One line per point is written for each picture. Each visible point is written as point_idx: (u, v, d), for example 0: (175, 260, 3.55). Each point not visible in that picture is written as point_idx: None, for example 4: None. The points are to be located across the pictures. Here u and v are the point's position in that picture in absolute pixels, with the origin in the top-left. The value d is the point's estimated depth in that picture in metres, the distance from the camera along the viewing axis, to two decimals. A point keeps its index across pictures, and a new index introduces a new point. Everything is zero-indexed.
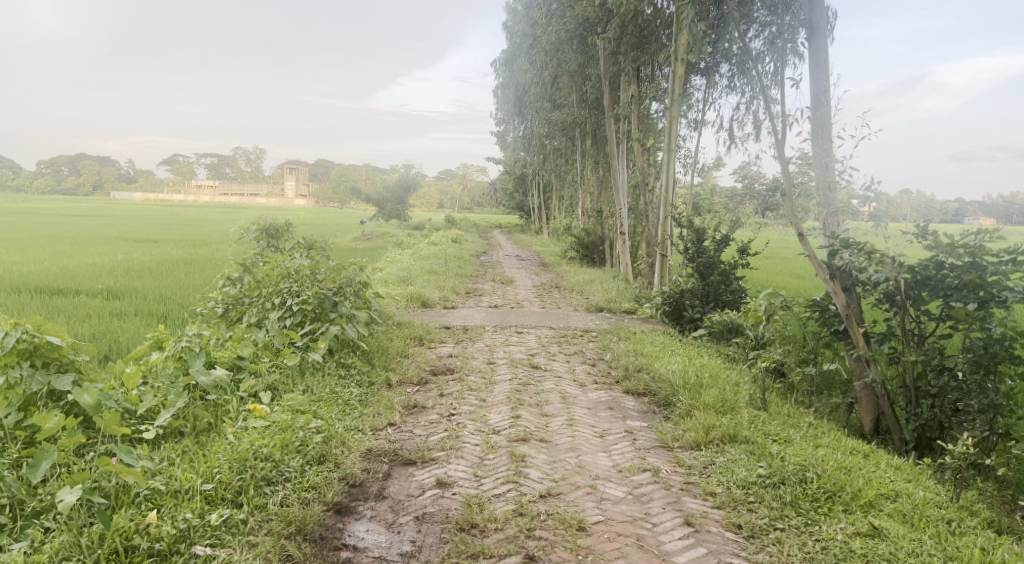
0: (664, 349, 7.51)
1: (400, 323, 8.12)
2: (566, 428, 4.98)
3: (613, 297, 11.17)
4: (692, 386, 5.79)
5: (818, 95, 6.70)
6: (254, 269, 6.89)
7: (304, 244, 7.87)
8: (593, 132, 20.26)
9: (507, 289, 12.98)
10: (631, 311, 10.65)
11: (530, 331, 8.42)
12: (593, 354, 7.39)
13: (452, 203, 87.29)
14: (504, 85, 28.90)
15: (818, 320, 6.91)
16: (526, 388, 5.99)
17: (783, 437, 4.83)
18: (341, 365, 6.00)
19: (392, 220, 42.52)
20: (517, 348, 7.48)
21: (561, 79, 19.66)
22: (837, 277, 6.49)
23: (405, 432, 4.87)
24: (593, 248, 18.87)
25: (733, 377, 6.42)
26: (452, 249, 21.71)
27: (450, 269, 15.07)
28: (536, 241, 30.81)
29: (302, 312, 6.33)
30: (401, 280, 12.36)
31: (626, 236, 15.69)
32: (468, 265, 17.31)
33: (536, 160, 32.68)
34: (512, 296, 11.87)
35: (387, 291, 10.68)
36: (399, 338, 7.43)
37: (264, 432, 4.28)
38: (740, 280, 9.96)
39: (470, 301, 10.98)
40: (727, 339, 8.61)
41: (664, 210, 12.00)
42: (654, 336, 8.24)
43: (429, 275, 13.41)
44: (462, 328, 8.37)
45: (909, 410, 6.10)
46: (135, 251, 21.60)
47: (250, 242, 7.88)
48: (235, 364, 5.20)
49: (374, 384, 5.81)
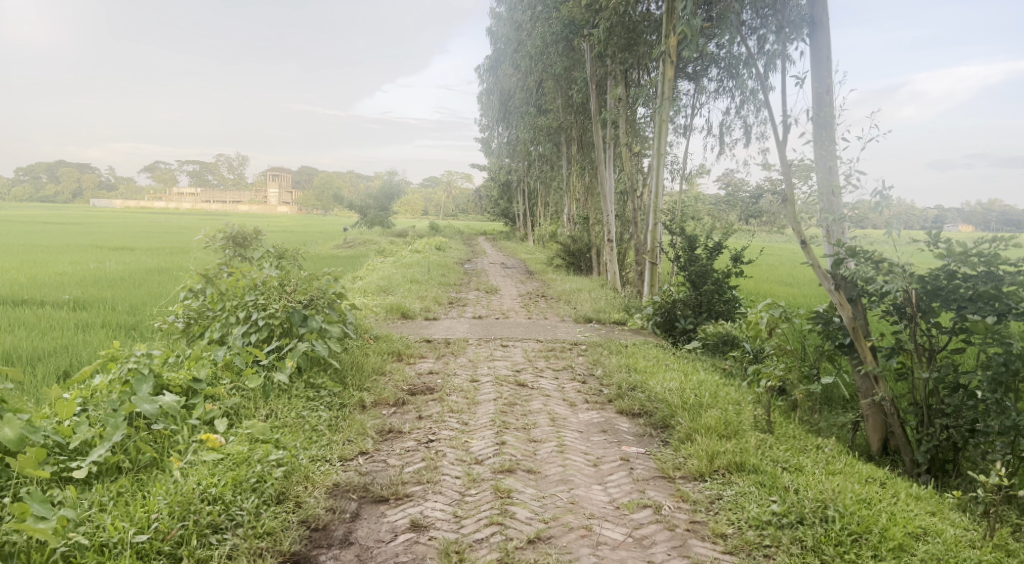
0: (658, 364, 7.10)
1: (379, 337, 7.64)
2: (555, 456, 4.51)
3: (602, 307, 10.75)
4: (691, 406, 5.36)
5: (821, 95, 6.31)
6: (218, 280, 6.39)
7: (275, 253, 7.38)
8: (579, 137, 19.90)
9: (491, 298, 12.53)
10: (621, 321, 10.22)
11: (516, 344, 7.97)
12: (582, 370, 6.96)
13: (437, 210, 86.77)
14: (489, 91, 28.55)
15: (820, 333, 6.51)
16: (512, 409, 5.53)
17: (794, 465, 4.43)
18: (310, 385, 5.51)
19: (375, 227, 41.93)
20: (502, 363, 7.02)
21: (547, 83, 19.30)
22: (843, 288, 6.10)
23: (378, 463, 4.39)
24: (579, 256, 18.49)
25: (733, 395, 6.01)
26: (435, 257, 21.23)
27: (433, 278, 14.59)
28: (521, 248, 30.43)
29: (267, 326, 5.83)
30: (381, 290, 11.86)
31: (614, 244, 15.30)
32: (451, 273, 16.84)
33: (522, 166, 32.33)
34: (496, 306, 11.41)
35: (366, 301, 10.20)
36: (376, 354, 6.95)
37: (214, 467, 3.78)
38: (733, 290, 9.58)
39: (453, 312, 10.51)
40: (722, 352, 8.21)
41: (654, 216, 11.60)
42: (648, 349, 7.81)
43: (411, 284, 12.94)
44: (445, 341, 7.91)
45: (921, 430, 5.73)
46: (108, 259, 20.93)
47: (215, 251, 7.34)
48: (190, 387, 4.66)
49: (346, 407, 5.33)
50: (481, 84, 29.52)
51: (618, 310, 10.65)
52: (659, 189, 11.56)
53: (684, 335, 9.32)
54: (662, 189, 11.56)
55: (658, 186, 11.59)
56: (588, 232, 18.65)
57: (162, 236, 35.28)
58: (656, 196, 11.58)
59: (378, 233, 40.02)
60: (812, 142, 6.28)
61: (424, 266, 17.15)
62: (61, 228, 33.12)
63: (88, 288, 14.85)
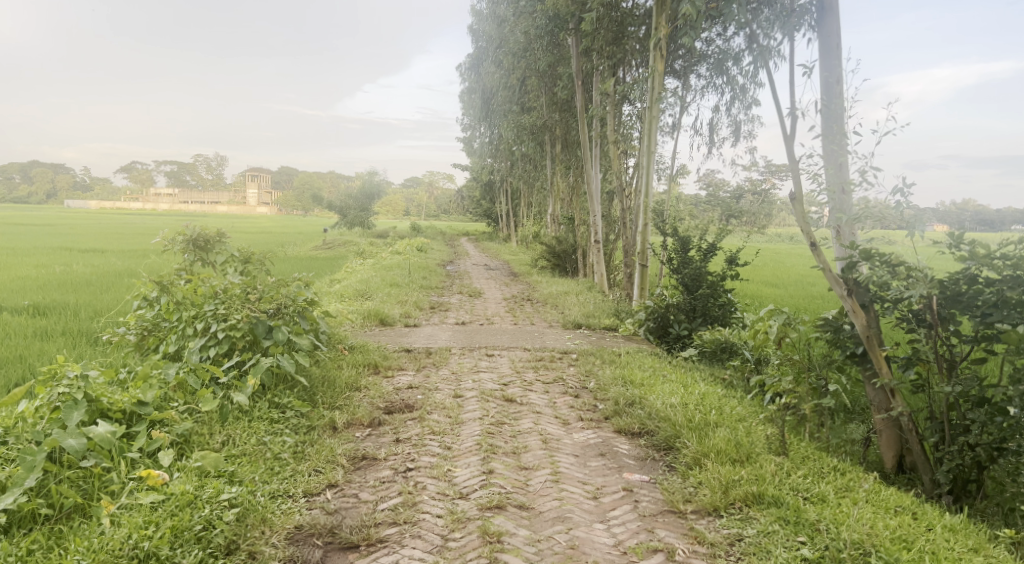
0: (655, 375, 6.62)
1: (354, 347, 7.08)
2: (550, 487, 4.01)
3: (591, 312, 10.25)
4: (697, 425, 4.89)
5: (830, 86, 5.88)
6: (173, 288, 5.69)
7: (240, 257, 6.82)
8: (564, 135, 19.40)
9: (475, 302, 12.00)
10: (612, 328, 9.70)
11: (502, 354, 7.45)
12: (574, 382, 6.46)
13: (419, 211, 85.94)
14: (471, 89, 28.00)
15: (829, 341, 6.02)
16: (500, 430, 5.01)
17: (816, 495, 3.99)
18: (275, 406, 4.93)
19: (355, 228, 41.17)
20: (488, 376, 6.51)
21: (530, 80, 18.79)
22: (855, 293, 5.62)
23: (348, 499, 3.86)
24: (565, 257, 18.00)
25: (740, 411, 5.55)
26: (417, 258, 20.66)
27: (414, 280, 14.03)
28: (504, 249, 29.91)
29: (228, 339, 5.25)
30: (358, 295, 11.29)
31: (601, 245, 14.84)
32: (433, 275, 16.27)
33: (505, 166, 31.81)
34: (480, 310, 10.88)
35: (342, 306, 9.62)
36: (351, 367, 6.38)
37: (152, 512, 3.25)
38: (729, 293, 9.12)
39: (435, 317, 9.96)
40: (720, 360, 7.76)
41: (643, 216, 11.11)
42: (644, 358, 7.33)
43: (390, 287, 12.37)
44: (426, 351, 7.37)
45: (941, 448, 5.30)
46: (75, 262, 20.08)
47: (174, 253, 6.58)
48: (133, 412, 4.06)
49: (315, 430, 4.79)
50: (463, 82, 28.92)
51: (608, 315, 10.17)
52: (648, 188, 11.08)
53: (679, 342, 8.86)
54: (653, 189, 11.09)
55: (647, 185, 11.13)
56: (573, 232, 18.19)
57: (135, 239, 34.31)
58: (645, 196, 11.13)
59: (359, 233, 39.29)
60: (821, 136, 5.84)
61: (404, 269, 16.57)
62: (29, 230, 32.06)
63: (49, 291, 14.07)
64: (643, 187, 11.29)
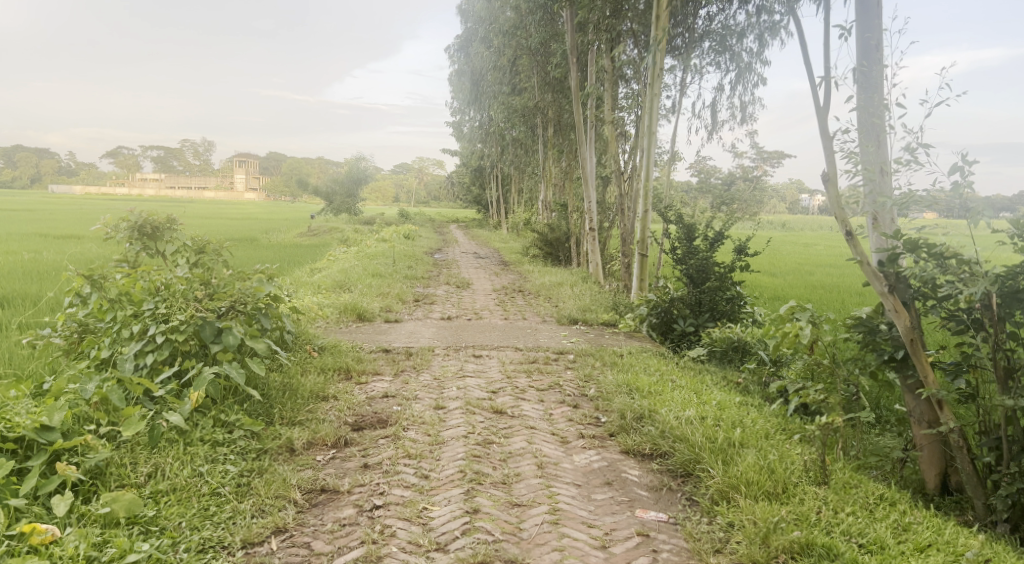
0: (662, 380, 5.90)
1: (324, 350, 6.27)
2: (547, 533, 3.29)
3: (588, 306, 9.49)
4: (720, 447, 4.17)
5: (868, 48, 5.10)
6: (108, 284, 4.84)
7: (193, 247, 5.93)
8: (556, 118, 18.53)
9: (462, 294, 11.21)
10: (611, 323, 8.96)
11: (490, 355, 6.71)
12: (571, 388, 5.73)
13: (408, 197, 84.79)
14: (460, 72, 27.03)
15: (863, 343, 5.31)
16: (488, 451, 4.27)
17: (873, 541, 3.29)
18: (219, 425, 4.13)
19: (341, 214, 40.19)
20: (475, 381, 5.76)
21: (521, 60, 17.90)
22: (897, 290, 4.91)
23: (298, 551, 3.12)
24: (557, 246, 17.23)
25: (764, 426, 4.83)
26: (403, 247, 19.85)
27: (398, 270, 13.22)
28: (494, 237, 29.15)
29: (168, 345, 4.42)
30: (336, 287, 10.47)
31: (596, 233, 14.07)
32: (419, 265, 15.49)
33: (494, 151, 30.91)
34: (467, 303, 10.11)
35: (317, 301, 8.81)
36: (317, 374, 5.59)
37: None
38: (737, 286, 8.39)
39: (418, 311, 9.18)
40: (730, 361, 7.05)
41: (644, 202, 10.32)
42: (649, 360, 6.60)
43: (372, 278, 11.56)
44: (406, 352, 6.60)
45: (996, 469, 4.61)
46: (42, 249, 19.06)
47: (116, 245, 5.73)
48: (32, 442, 3.27)
49: (267, 454, 4.01)
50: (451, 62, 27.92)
51: (605, 309, 9.43)
52: (648, 172, 10.32)
53: (684, 339, 8.14)
54: (653, 173, 10.34)
55: (647, 169, 10.36)
56: (566, 220, 17.41)
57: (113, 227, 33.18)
58: (644, 180, 10.37)
59: (346, 220, 38.35)
60: (857, 107, 5.08)
61: (389, 258, 15.76)
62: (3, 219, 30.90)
63: (7, 281, 13.13)
64: (642, 170, 10.53)
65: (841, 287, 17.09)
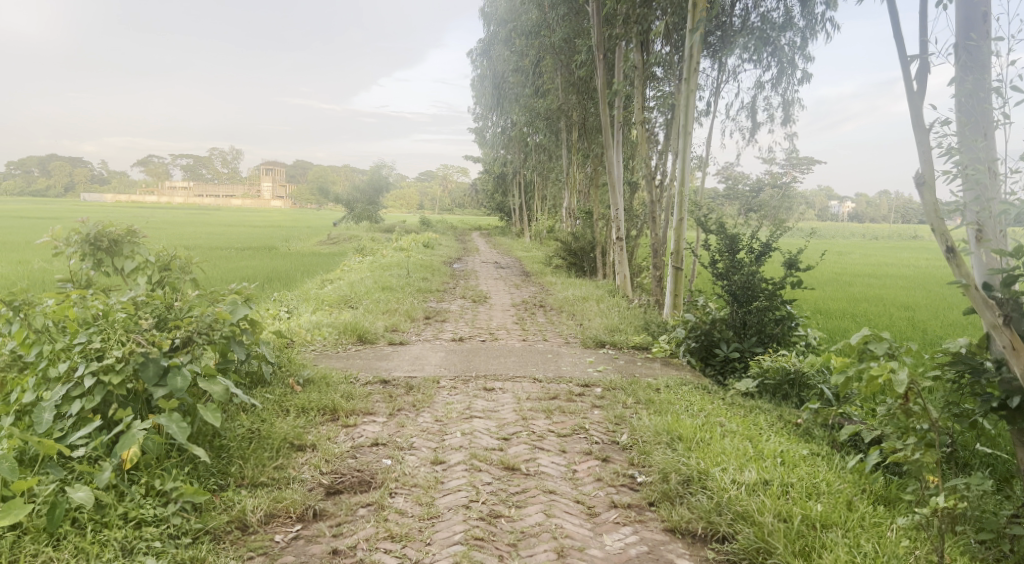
0: (709, 425, 4.94)
1: (311, 384, 5.39)
2: None
3: (616, 326, 8.50)
4: (796, 533, 3.28)
5: (974, 19, 4.08)
6: (35, 313, 3.91)
7: (160, 265, 5.04)
8: (581, 121, 17.56)
9: (478, 310, 10.28)
10: (644, 346, 7.94)
11: (504, 388, 5.77)
12: (600, 433, 4.80)
13: (432, 204, 84.32)
14: (482, 76, 26.23)
15: (963, 386, 4.28)
16: (494, 532, 3.36)
17: None
18: (153, 495, 3.23)
19: (363, 222, 39.65)
20: (484, 423, 4.84)
21: (545, 60, 16.99)
22: (1013, 322, 3.89)
23: None
24: (582, 256, 16.25)
25: (845, 496, 3.85)
26: (421, 256, 19.03)
27: (411, 283, 12.35)
28: (517, 245, 28.25)
29: (99, 390, 3.51)
30: (340, 303, 9.59)
31: (624, 243, 13.09)
32: (436, 276, 14.62)
33: (518, 157, 30.08)
34: (482, 321, 9.17)
35: (315, 321, 7.94)
36: (297, 417, 4.70)
37: None
38: (788, 306, 7.35)
39: (427, 331, 8.26)
40: (785, 395, 6.04)
41: (679, 211, 9.31)
42: (691, 397, 5.59)
43: (381, 293, 10.70)
44: (407, 384, 5.69)
45: None
46: None
47: (66, 263, 4.84)
48: None
49: (206, 539, 3.12)
50: (474, 66, 27.09)
51: (636, 329, 8.44)
52: (684, 176, 9.31)
53: (727, 367, 7.12)
54: (689, 178, 9.33)
55: (682, 174, 9.34)
56: (592, 229, 16.44)
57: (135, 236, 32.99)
58: (679, 186, 9.36)
59: (366, 228, 37.74)
60: (961, 91, 4.05)
61: (404, 268, 14.91)
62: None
63: None
64: (677, 175, 9.51)
65: (887, 301, 15.90)
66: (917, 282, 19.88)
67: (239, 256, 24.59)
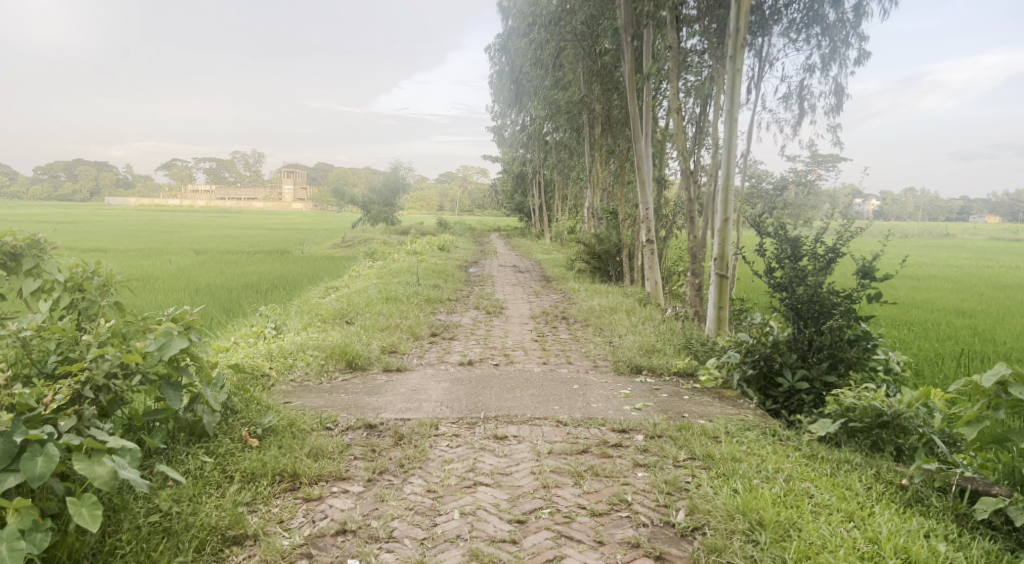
0: (793, 496, 3.70)
1: (273, 436, 4.22)
2: None
3: (652, 346, 7.25)
4: None
5: None
6: None
7: (73, 288, 3.89)
8: (605, 114, 16.31)
9: (493, 324, 9.08)
10: (688, 372, 6.46)
11: (520, 436, 4.56)
12: (644, 508, 3.59)
13: (452, 204, 83.36)
14: (499, 72, 25.11)
15: None
16: None
17: None
18: None
19: (379, 224, 38.79)
20: (490, 494, 3.66)
21: (566, 50, 15.78)
22: None
23: None
24: (607, 259, 14.97)
25: None
26: (436, 260, 17.93)
27: (419, 292, 11.20)
28: (537, 247, 27.08)
29: None
30: (336, 319, 8.45)
31: (654, 246, 11.85)
32: (449, 283, 13.48)
33: (537, 156, 28.95)
34: (496, 339, 7.96)
35: (300, 342, 6.78)
36: (241, 490, 3.57)
37: None
38: (865, 323, 6.01)
39: (431, 353, 7.07)
40: (876, 442, 4.74)
41: (723, 209, 8.02)
42: (762, 451, 4.32)
43: (384, 304, 9.54)
44: (395, 432, 4.50)
45: None
46: None
47: None
48: None
49: None
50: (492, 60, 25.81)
51: (676, 350, 7.15)
52: (728, 171, 7.98)
53: (792, 400, 5.80)
54: (734, 171, 7.99)
55: (726, 167, 8.00)
56: (618, 230, 15.17)
57: (149, 241, 32.39)
58: (721, 180, 8.04)
59: (381, 231, 36.87)
60: None
61: (415, 275, 13.78)
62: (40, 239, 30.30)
63: None
64: (719, 167, 8.17)
65: (941, 306, 14.47)
66: (968, 284, 18.35)
67: (250, 260, 23.77)
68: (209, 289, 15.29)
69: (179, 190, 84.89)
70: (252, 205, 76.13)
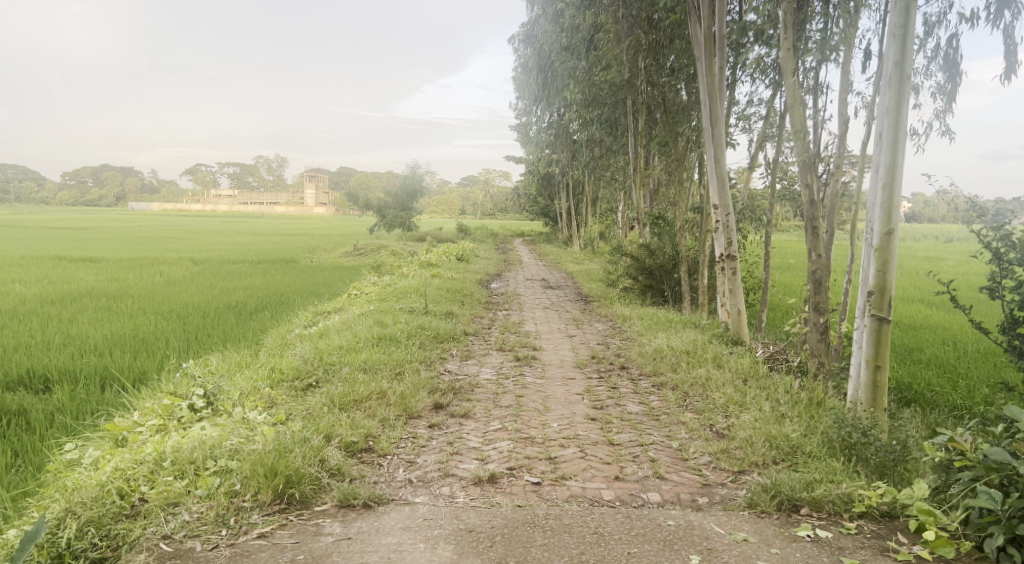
0: None
1: None
2: None
3: (792, 443, 4.42)
4: None
5: None
6: None
7: None
8: (650, 102, 13.50)
9: (523, 382, 6.30)
10: (885, 509, 3.57)
11: None
12: None
13: (473, 208, 80.74)
14: (524, 64, 22.42)
15: None
16: None
17: None
18: None
19: (395, 229, 36.22)
20: None
21: (606, 26, 13.00)
22: None
23: None
24: (661, 276, 12.15)
25: None
26: (451, 275, 15.26)
27: (423, 324, 8.46)
28: (566, 256, 24.22)
29: None
30: (292, 384, 5.72)
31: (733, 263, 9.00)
32: (465, 308, 10.72)
33: (566, 156, 26.21)
34: (531, 415, 5.19)
35: (212, 436, 4.02)
36: None
37: None
38: None
39: (428, 454, 4.33)
40: None
41: (884, 221, 5.13)
42: None
43: (371, 349, 6.83)
44: None
45: None
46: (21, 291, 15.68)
47: None
48: None
49: None
50: (515, 50, 23.15)
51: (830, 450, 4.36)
52: (893, 158, 5.10)
53: None
54: (902, 159, 5.12)
55: (890, 153, 5.12)
56: (672, 239, 12.35)
57: (149, 248, 30.28)
58: (881, 173, 5.18)
59: (397, 239, 34.33)
60: None
61: (423, 297, 11.10)
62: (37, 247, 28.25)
63: None
64: (875, 155, 5.28)
65: None
66: None
67: (249, 270, 21.41)
68: (181, 312, 12.79)
69: (197, 195, 83.48)
70: (270, 209, 74.43)
